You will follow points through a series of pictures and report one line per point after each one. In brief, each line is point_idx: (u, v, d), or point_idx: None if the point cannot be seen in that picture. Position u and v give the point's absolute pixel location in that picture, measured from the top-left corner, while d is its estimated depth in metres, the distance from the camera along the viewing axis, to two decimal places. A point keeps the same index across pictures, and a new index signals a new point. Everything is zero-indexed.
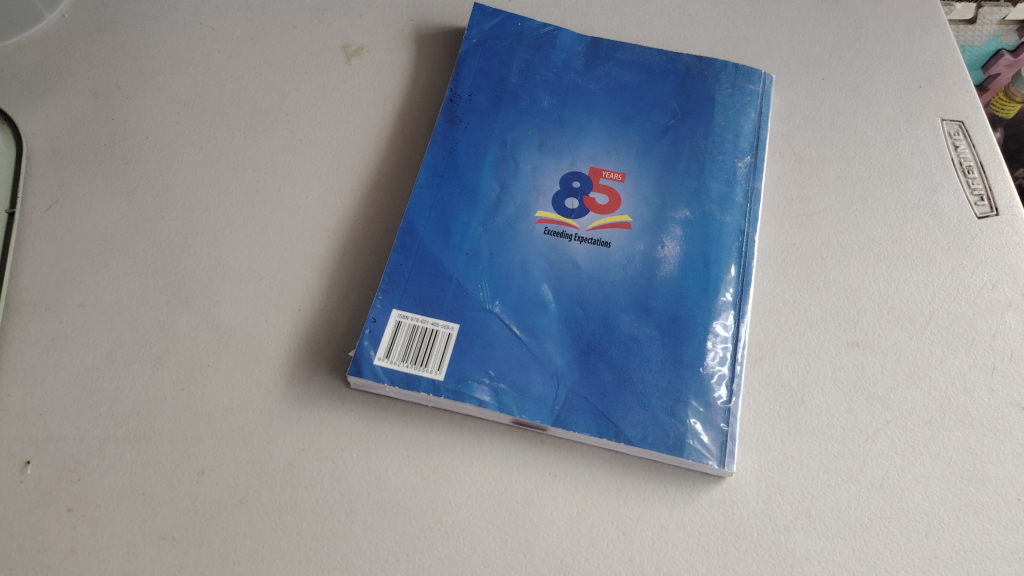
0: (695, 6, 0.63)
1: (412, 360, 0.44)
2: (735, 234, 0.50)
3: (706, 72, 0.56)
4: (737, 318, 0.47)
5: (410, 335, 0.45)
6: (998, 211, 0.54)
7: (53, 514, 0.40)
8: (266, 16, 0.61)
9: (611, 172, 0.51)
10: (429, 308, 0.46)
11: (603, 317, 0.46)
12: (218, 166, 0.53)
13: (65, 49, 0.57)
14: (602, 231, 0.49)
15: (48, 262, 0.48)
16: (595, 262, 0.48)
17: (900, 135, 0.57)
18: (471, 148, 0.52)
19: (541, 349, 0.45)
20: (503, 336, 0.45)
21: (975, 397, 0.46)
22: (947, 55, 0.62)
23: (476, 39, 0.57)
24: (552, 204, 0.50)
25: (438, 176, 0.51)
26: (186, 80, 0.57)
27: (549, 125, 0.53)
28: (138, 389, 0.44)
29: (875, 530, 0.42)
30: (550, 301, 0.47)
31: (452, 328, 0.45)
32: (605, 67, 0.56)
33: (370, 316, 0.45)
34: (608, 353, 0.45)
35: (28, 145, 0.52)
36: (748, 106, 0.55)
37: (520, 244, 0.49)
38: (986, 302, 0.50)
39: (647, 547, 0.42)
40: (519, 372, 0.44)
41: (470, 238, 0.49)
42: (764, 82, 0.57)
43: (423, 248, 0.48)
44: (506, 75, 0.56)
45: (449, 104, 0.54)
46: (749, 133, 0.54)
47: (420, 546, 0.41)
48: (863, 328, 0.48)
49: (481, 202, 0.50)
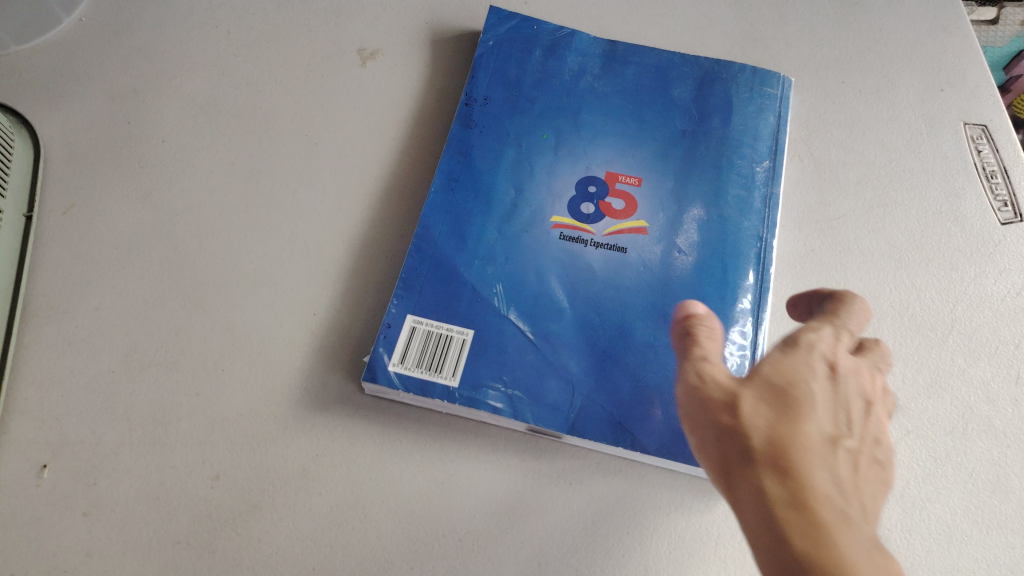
0: (713, 8, 0.63)
1: (426, 366, 0.44)
2: (753, 239, 0.49)
3: (724, 75, 0.56)
4: (754, 324, 0.47)
5: (425, 340, 0.45)
6: (1022, 217, 0.53)
7: (69, 519, 0.40)
8: (281, 18, 0.61)
9: (628, 176, 0.51)
10: (444, 313, 0.46)
11: (619, 323, 0.46)
12: (233, 170, 0.53)
13: (82, 52, 0.58)
14: (618, 237, 0.49)
15: (64, 266, 0.48)
16: (610, 267, 0.48)
17: (922, 139, 0.56)
18: (487, 152, 0.52)
19: (556, 356, 0.45)
20: (517, 342, 0.45)
21: (998, 407, 0.45)
22: (971, 58, 0.61)
23: (492, 41, 0.57)
24: (568, 209, 0.50)
25: (453, 180, 0.51)
26: (203, 83, 0.57)
27: (564, 128, 0.53)
28: (153, 393, 0.44)
29: (896, 542, 0.41)
30: (565, 307, 0.46)
31: (466, 333, 0.45)
32: (622, 70, 0.56)
33: (385, 320, 0.45)
34: (623, 360, 0.45)
35: (45, 149, 0.53)
36: (767, 109, 0.54)
37: (535, 249, 0.48)
38: (1009, 310, 0.49)
39: (663, 557, 0.41)
40: (534, 378, 0.44)
41: (485, 243, 0.48)
42: (783, 85, 0.56)
43: (438, 252, 0.48)
44: (521, 78, 0.55)
45: (465, 108, 0.54)
46: (768, 137, 0.53)
47: (434, 554, 0.41)
48: (883, 335, 0.48)
49: (496, 206, 0.50)
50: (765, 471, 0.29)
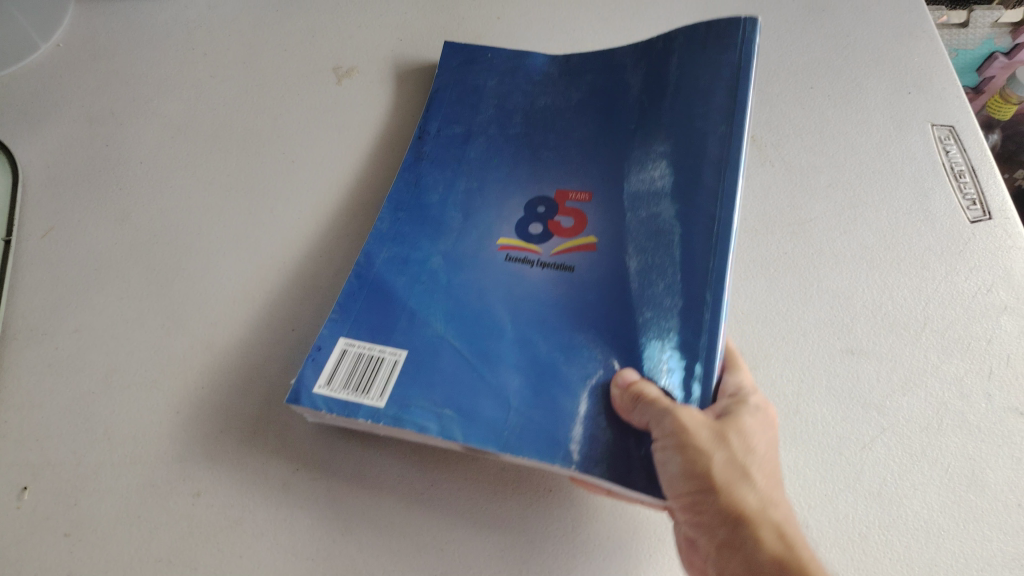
0: (682, 17, 0.64)
1: (351, 388, 0.41)
2: (704, 219, 0.42)
3: (671, 54, 0.51)
4: (711, 322, 0.39)
5: (356, 363, 0.42)
6: (991, 215, 0.54)
7: (50, 539, 0.40)
8: (258, 40, 0.62)
9: (578, 194, 0.49)
10: (378, 335, 0.43)
11: (563, 338, 0.42)
12: (210, 188, 0.54)
13: (60, 78, 0.59)
14: (565, 255, 0.45)
15: (44, 288, 0.49)
16: (555, 284, 0.44)
17: (890, 141, 0.57)
18: (436, 182, 0.52)
19: (494, 375, 0.41)
20: (453, 362, 0.42)
21: (972, 403, 0.45)
22: (937, 61, 0.62)
23: (448, 77, 0.58)
24: (515, 230, 0.48)
25: (400, 211, 0.50)
26: (180, 104, 0.58)
27: (515, 154, 0.52)
28: (134, 412, 0.45)
29: (874, 540, 0.41)
30: (505, 325, 0.43)
31: (399, 355, 0.42)
32: (578, 88, 0.55)
33: (316, 344, 0.43)
34: (567, 378, 0.40)
35: (25, 173, 0.53)
36: (722, 64, 0.47)
37: (478, 270, 0.46)
38: (980, 306, 0.49)
39: (645, 560, 0.40)
40: (468, 395, 0.40)
41: (428, 267, 0.47)
42: (745, 30, 0.48)
43: (380, 277, 0.46)
44: (476, 108, 0.56)
45: (417, 141, 0.55)
46: (724, 95, 0.46)
47: (414, 564, 0.40)
48: (857, 335, 0.48)
49: (442, 230, 0.49)
50: (765, 498, 0.33)
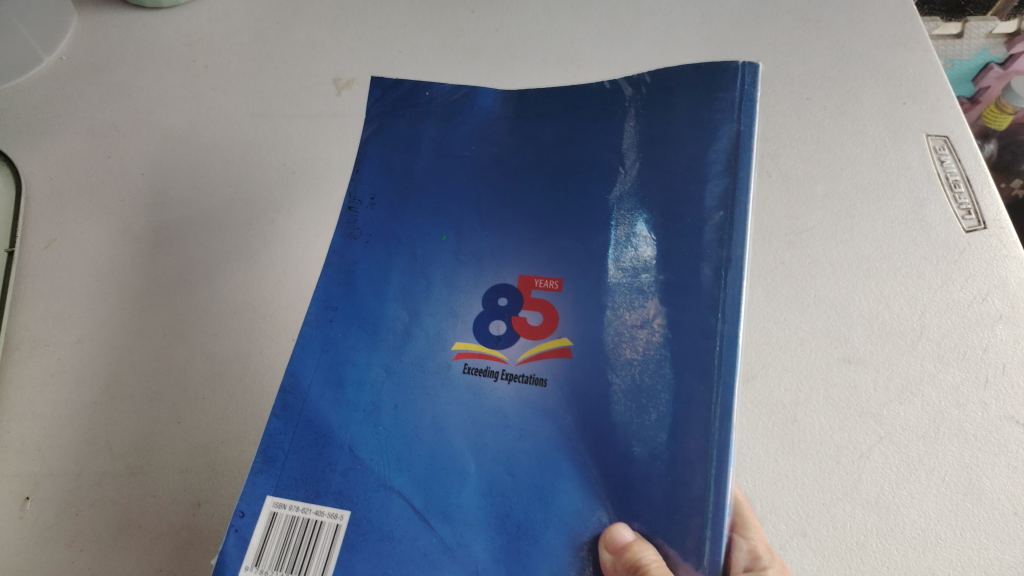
0: (680, 30, 0.64)
1: (287, 568, 0.36)
2: (706, 335, 0.35)
3: (647, 107, 0.41)
4: (718, 471, 0.33)
5: (289, 531, 0.38)
6: (986, 224, 0.53)
7: (53, 549, 0.41)
8: (258, 52, 0.62)
9: (545, 279, 0.40)
10: (311, 492, 0.38)
11: (536, 483, 0.37)
12: (211, 200, 0.54)
13: (63, 90, 0.59)
14: (534, 364, 0.39)
15: (46, 299, 0.49)
16: (524, 407, 0.38)
17: (886, 153, 0.57)
18: (372, 266, 0.43)
19: (457, 539, 0.37)
20: (405, 521, 0.37)
21: (968, 411, 0.46)
22: (932, 72, 0.61)
23: (373, 124, 0.47)
24: (474, 332, 0.40)
25: (330, 308, 0.42)
26: (180, 115, 0.58)
27: (464, 221, 0.43)
28: (135, 422, 0.45)
29: (872, 548, 0.42)
30: (467, 468, 0.38)
31: (340, 517, 0.38)
32: (539, 128, 0.44)
33: (238, 509, 0.38)
34: (541, 538, 0.36)
35: (28, 186, 0.54)
36: (715, 131, 0.38)
37: (431, 391, 0.40)
38: (976, 315, 0.49)
39: None
40: (425, 567, 0.36)
41: (370, 389, 0.40)
42: (743, 80, 0.38)
43: (310, 408, 0.40)
44: (412, 163, 0.46)
45: (347, 213, 0.45)
46: (721, 171, 0.37)
47: None
48: (854, 343, 0.48)
49: (383, 337, 0.42)
50: None
